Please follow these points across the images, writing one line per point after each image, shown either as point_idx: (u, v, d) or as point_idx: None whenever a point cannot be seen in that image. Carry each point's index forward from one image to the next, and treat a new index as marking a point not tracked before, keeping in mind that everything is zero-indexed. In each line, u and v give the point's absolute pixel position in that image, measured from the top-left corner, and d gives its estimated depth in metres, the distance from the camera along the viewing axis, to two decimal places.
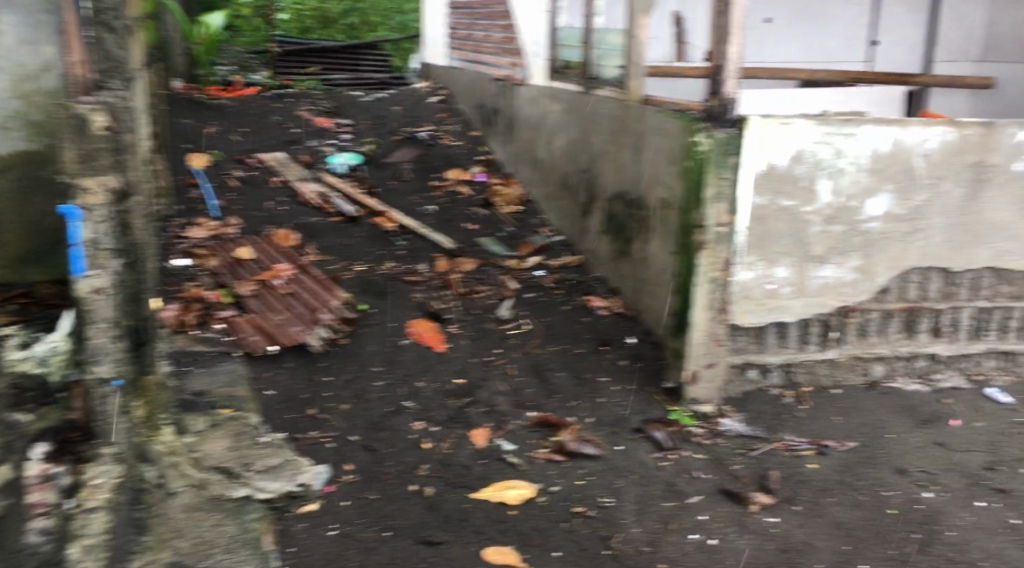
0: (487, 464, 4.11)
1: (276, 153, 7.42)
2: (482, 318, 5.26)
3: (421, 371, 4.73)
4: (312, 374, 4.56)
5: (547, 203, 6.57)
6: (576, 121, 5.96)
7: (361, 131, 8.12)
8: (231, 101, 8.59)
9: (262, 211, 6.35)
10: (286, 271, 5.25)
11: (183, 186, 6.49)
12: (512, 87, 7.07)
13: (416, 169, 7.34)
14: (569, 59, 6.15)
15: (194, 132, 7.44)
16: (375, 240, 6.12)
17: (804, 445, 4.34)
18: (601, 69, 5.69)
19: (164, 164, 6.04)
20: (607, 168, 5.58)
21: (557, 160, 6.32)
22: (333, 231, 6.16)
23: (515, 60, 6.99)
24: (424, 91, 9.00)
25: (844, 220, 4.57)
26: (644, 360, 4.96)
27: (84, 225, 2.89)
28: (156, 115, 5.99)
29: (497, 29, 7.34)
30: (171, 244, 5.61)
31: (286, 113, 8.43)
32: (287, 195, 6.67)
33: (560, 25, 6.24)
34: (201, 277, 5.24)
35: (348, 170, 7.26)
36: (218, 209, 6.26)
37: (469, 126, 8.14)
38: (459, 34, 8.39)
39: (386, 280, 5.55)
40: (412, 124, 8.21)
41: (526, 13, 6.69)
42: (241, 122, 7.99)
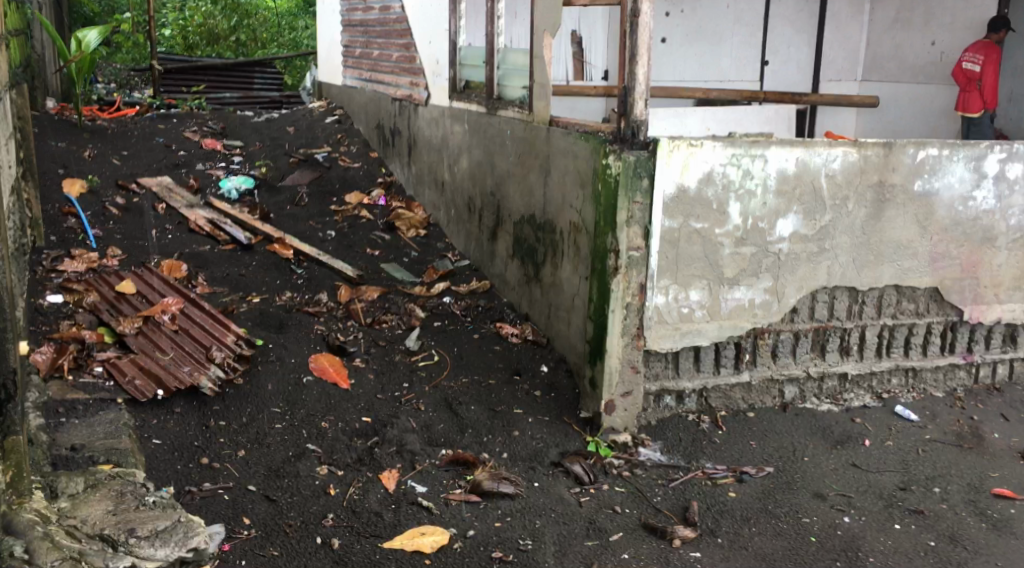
0: (399, 509, 3.86)
1: (161, 177, 6.95)
2: (389, 350, 5.00)
3: (325, 410, 4.43)
4: (204, 419, 4.19)
5: (452, 227, 6.37)
6: (480, 142, 5.79)
7: (254, 153, 7.73)
8: (110, 122, 8.05)
9: (146, 241, 5.91)
10: (174, 305, 4.86)
11: (56, 215, 5.97)
12: (412, 107, 6.85)
13: (314, 193, 7.01)
14: (471, 79, 5.97)
15: (68, 156, 6.89)
16: (271, 269, 5.78)
17: (722, 473, 4.29)
18: (505, 89, 5.54)
19: (33, 192, 5.53)
20: (514, 190, 5.43)
21: (461, 183, 6.13)
22: (225, 261, 5.77)
23: (415, 80, 6.77)
24: (319, 112, 8.66)
25: (754, 241, 4.56)
26: (559, 389, 4.81)
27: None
28: (24, 138, 5.48)
29: (396, 48, 7.11)
30: (43, 278, 5.11)
31: (171, 135, 7.95)
32: (173, 223, 6.24)
33: (461, 44, 6.07)
34: (78, 314, 4.78)
35: (240, 195, 6.87)
36: (96, 240, 5.78)
37: (367, 147, 7.86)
38: (355, 53, 8.12)
39: (284, 312, 5.22)
40: (307, 145, 7.87)
41: (425, 32, 6.50)
42: (121, 144, 7.47)
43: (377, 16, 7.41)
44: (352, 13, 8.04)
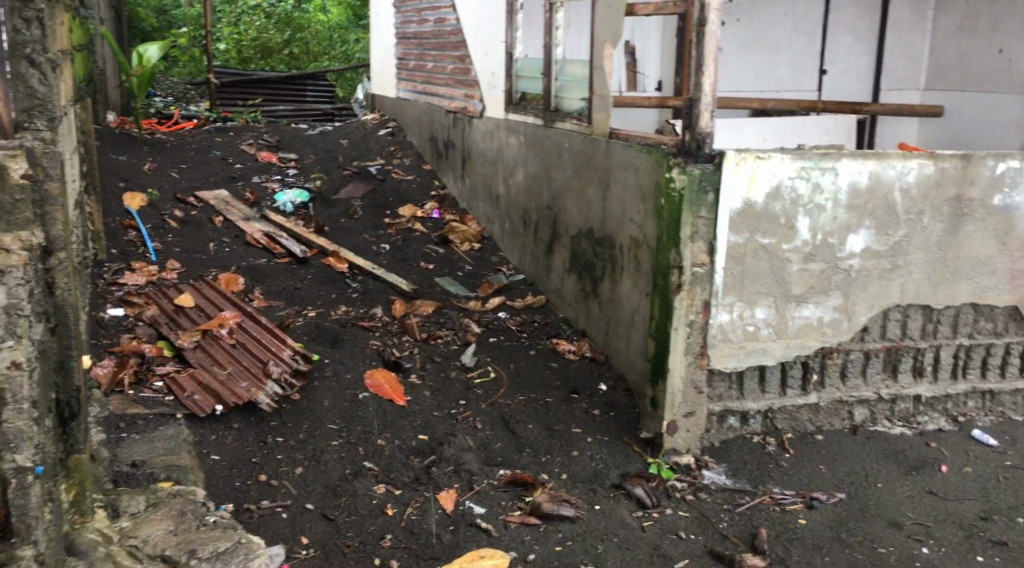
0: (457, 531, 3.77)
1: (218, 190, 7.01)
2: (444, 366, 4.94)
3: (382, 427, 4.37)
4: (262, 435, 4.17)
5: (507, 240, 6.29)
6: (537, 155, 5.71)
7: (308, 166, 7.76)
8: (168, 135, 8.16)
9: (204, 254, 5.95)
10: (232, 319, 4.86)
11: (117, 228, 6.04)
12: (467, 119, 6.81)
13: (367, 206, 7.01)
14: (527, 91, 5.90)
15: (128, 169, 6.99)
16: (326, 283, 5.77)
17: (791, 499, 4.15)
18: (563, 101, 5.46)
19: (95, 205, 5.60)
20: (571, 204, 5.34)
21: (517, 196, 6.05)
22: (280, 274, 5.78)
23: (470, 92, 6.72)
24: (373, 124, 8.67)
25: (823, 257, 4.40)
26: (617, 408, 4.70)
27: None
28: (87, 152, 5.55)
29: (451, 60, 7.08)
30: (104, 291, 5.17)
31: (227, 148, 8.03)
32: (230, 236, 6.28)
33: (518, 56, 6.01)
34: (138, 328, 4.82)
35: (295, 208, 6.89)
36: (156, 252, 5.83)
37: (421, 160, 7.84)
38: (409, 65, 8.12)
39: (339, 326, 5.19)
40: (361, 158, 7.88)
41: (481, 43, 6.46)
42: (179, 157, 7.56)
43: (432, 28, 7.40)
44: (406, 26, 8.04)
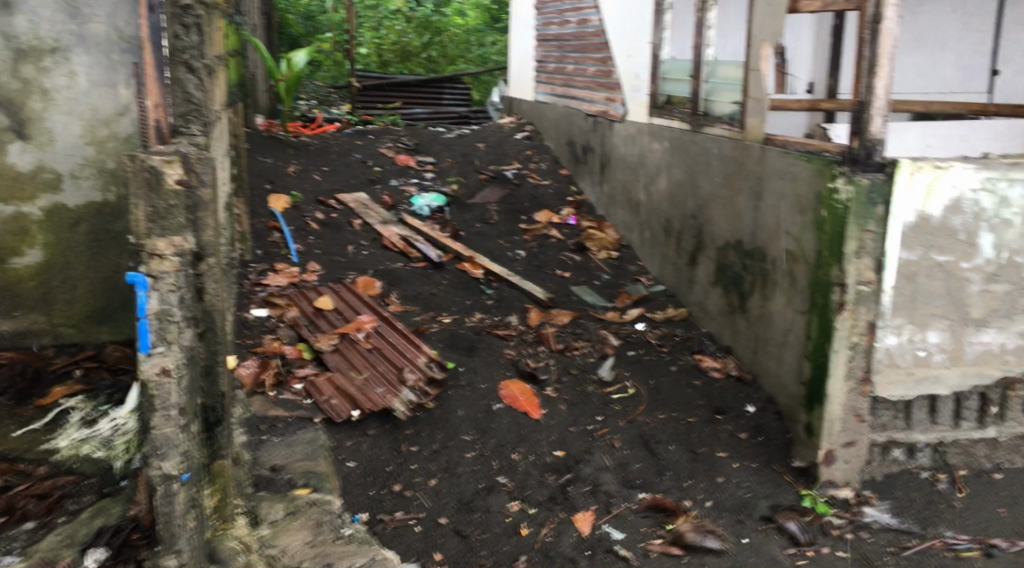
0: (594, 557, 3.58)
1: (357, 193, 7.10)
2: (581, 379, 4.75)
3: (517, 441, 4.24)
4: (397, 444, 4.12)
5: (647, 249, 6.05)
6: (682, 161, 5.45)
7: (445, 169, 7.77)
8: (311, 138, 8.38)
9: (343, 256, 6.02)
10: (369, 324, 4.85)
11: (262, 230, 6.20)
12: (607, 123, 6.61)
13: (503, 211, 6.92)
14: (673, 93, 5.69)
15: (274, 171, 7.19)
16: (462, 288, 5.71)
17: (967, 545, 3.73)
18: (712, 104, 5.19)
19: (243, 207, 5.76)
20: (719, 214, 5.05)
21: (659, 203, 5.80)
22: (416, 278, 5.76)
23: (612, 95, 6.52)
24: (509, 127, 8.61)
25: (1009, 277, 3.95)
26: (767, 433, 4.38)
27: (150, 293, 2.55)
28: (237, 155, 5.72)
29: (592, 62, 6.90)
30: (249, 291, 5.30)
31: (367, 151, 8.15)
32: (369, 239, 6.33)
33: (664, 57, 5.79)
34: (280, 329, 4.90)
35: (432, 212, 6.90)
36: (298, 254, 5.94)
37: (557, 164, 7.70)
38: (548, 68, 8.01)
39: (474, 334, 5.11)
40: (497, 162, 7.82)
41: (626, 45, 6.26)
42: (322, 160, 7.73)
43: (574, 29, 7.25)
44: (547, 28, 7.93)
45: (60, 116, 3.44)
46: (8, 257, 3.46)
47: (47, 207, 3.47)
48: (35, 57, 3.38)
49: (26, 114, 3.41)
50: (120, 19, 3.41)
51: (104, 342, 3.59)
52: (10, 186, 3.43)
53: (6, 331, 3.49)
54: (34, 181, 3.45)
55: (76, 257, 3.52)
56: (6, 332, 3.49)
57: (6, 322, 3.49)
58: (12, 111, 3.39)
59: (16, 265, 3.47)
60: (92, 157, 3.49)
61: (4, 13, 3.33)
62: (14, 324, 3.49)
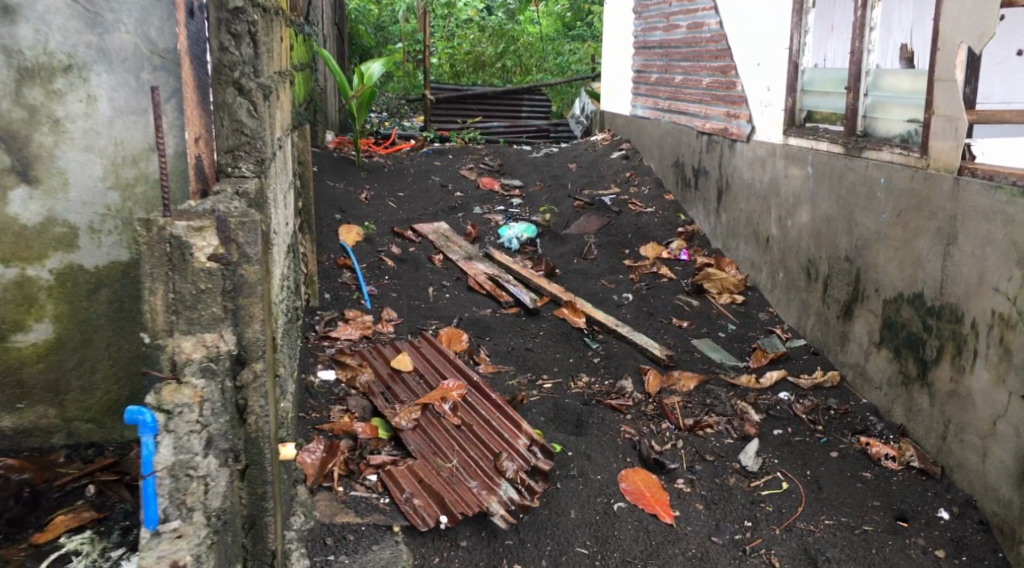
0: None
1: (438, 223, 6.33)
2: (720, 467, 3.79)
3: (644, 556, 3.33)
4: (496, 560, 3.27)
5: (780, 293, 5.06)
6: (833, 192, 4.45)
7: (533, 195, 6.94)
8: (386, 159, 7.65)
9: (423, 301, 5.24)
10: (455, 392, 4.08)
11: (332, 268, 5.46)
12: (728, 143, 5.66)
13: (603, 244, 6.05)
14: (816, 109, 4.75)
15: (346, 198, 6.46)
16: (560, 342, 4.87)
17: None
18: (875, 122, 4.21)
19: (310, 245, 5.03)
20: (886, 258, 4.01)
21: (799, 240, 4.80)
22: (509, 330, 4.97)
23: (733, 110, 5.58)
24: (603, 147, 7.74)
25: None
26: (972, 550, 3.32)
27: (160, 439, 1.87)
28: (303, 185, 4.98)
29: (706, 72, 5.99)
30: (315, 347, 4.58)
31: (447, 173, 7.38)
32: (451, 279, 5.54)
33: (804, 66, 4.82)
34: (351, 398, 4.15)
35: (521, 244, 6.07)
36: (371, 299, 5.19)
37: (661, 188, 6.78)
38: (650, 79, 7.07)
39: (582, 404, 4.24)
40: (593, 187, 6.95)
41: (753, 51, 5.32)
42: (397, 184, 6.97)
43: (684, 35, 6.35)
44: (649, 34, 7.02)
45: (76, 153, 2.70)
46: (10, 334, 2.73)
47: (58, 269, 2.74)
48: (44, 79, 2.64)
49: (32, 151, 2.67)
50: (151, 27, 2.67)
51: (129, 438, 2.90)
52: (15, 246, 2.69)
53: (9, 426, 2.79)
54: (44, 238, 2.71)
55: (96, 333, 2.79)
56: (8, 427, 2.79)
57: (8, 415, 2.79)
58: (14, 147, 2.66)
59: (21, 344, 2.75)
60: (117, 208, 2.75)
61: (4, 22, 2.59)
62: (17, 419, 2.79)
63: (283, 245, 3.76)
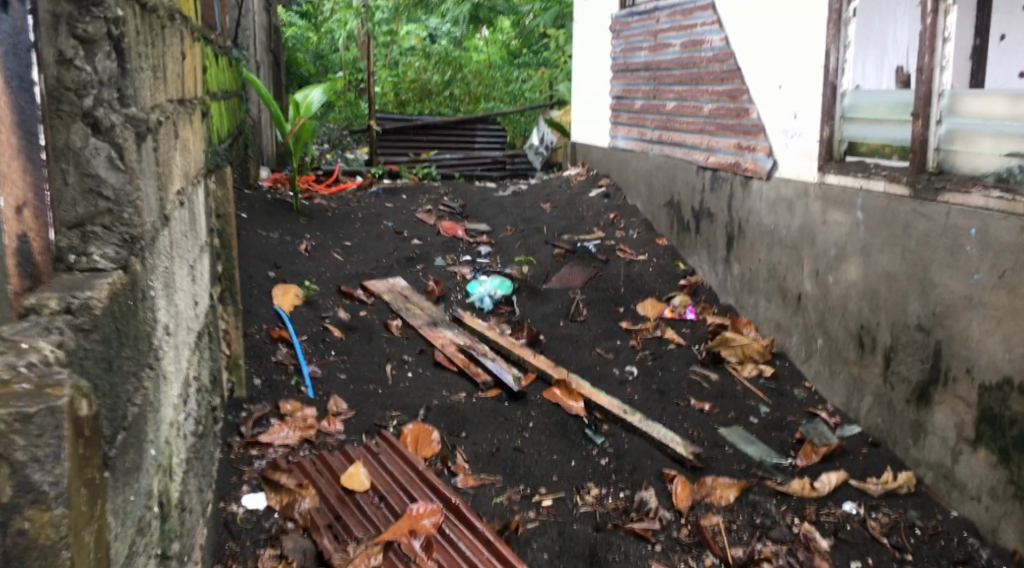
0: None
1: (393, 278, 5.30)
2: None
3: None
4: None
5: (818, 364, 4.14)
6: (895, 245, 3.54)
7: (504, 241, 5.97)
8: (329, 201, 6.60)
9: (379, 385, 4.20)
10: (428, 522, 3.09)
11: (264, 343, 4.39)
12: (740, 180, 4.77)
13: (593, 301, 5.10)
14: (860, 140, 3.87)
15: (282, 250, 5.40)
16: (556, 436, 3.88)
17: None
18: (952, 157, 3.32)
19: (235, 319, 3.96)
20: (983, 331, 3.09)
21: (846, 302, 3.89)
22: (490, 423, 3.95)
23: (746, 141, 4.71)
24: (579, 183, 6.81)
25: None
26: None
27: None
28: (224, 243, 3.91)
29: (709, 97, 5.10)
30: (239, 459, 3.52)
31: (401, 216, 6.36)
32: (414, 352, 4.50)
33: (844, 88, 3.95)
34: (288, 537, 3.10)
35: (495, 303, 5.08)
36: (313, 384, 4.13)
37: (652, 232, 5.87)
38: (634, 106, 6.17)
39: (594, 532, 3.25)
40: (572, 231, 6.01)
41: (773, 72, 4.45)
42: (343, 232, 5.92)
43: (678, 55, 5.47)
44: (632, 55, 6.14)
45: None
46: None
47: None
48: None
49: None
50: None
51: None
52: None
53: None
54: None
55: None
56: None
57: None
58: None
59: None
60: None
61: None
62: None
63: (186, 340, 2.72)
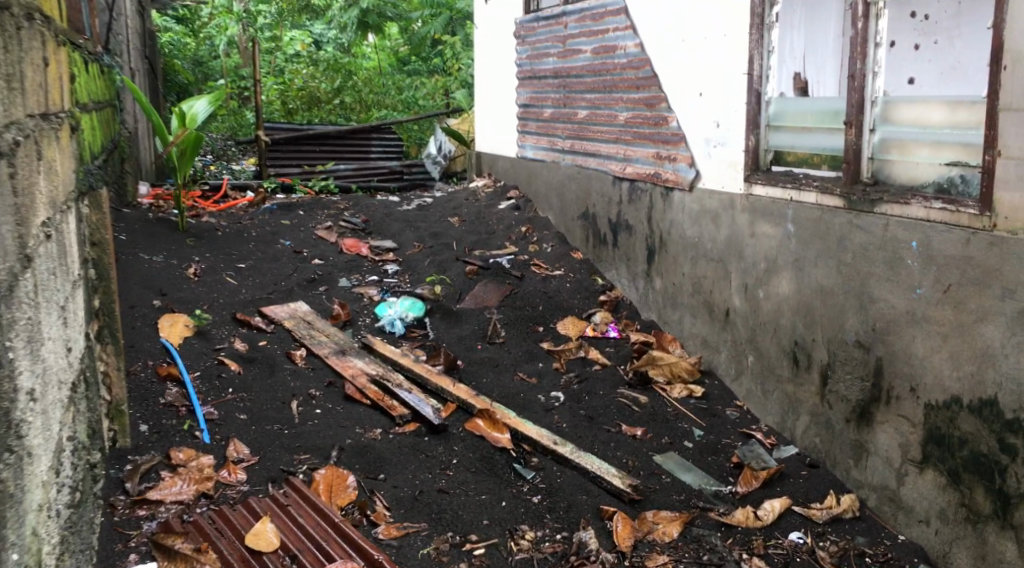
0: None
1: (294, 303, 4.88)
2: None
3: None
4: None
5: (749, 381, 4.00)
6: (830, 258, 3.42)
7: (412, 258, 5.63)
8: (219, 219, 6.09)
9: (284, 425, 3.79)
10: None
11: (150, 383, 3.91)
12: (660, 191, 4.60)
13: (510, 322, 4.83)
14: (787, 148, 3.75)
15: (168, 275, 4.89)
16: (483, 473, 3.58)
17: None
18: (889, 167, 3.23)
19: (115, 360, 3.48)
20: (929, 348, 2.99)
21: (778, 317, 3.76)
22: (411, 461, 3.61)
23: (666, 151, 4.55)
24: (486, 195, 6.54)
25: None
26: None
27: None
28: (99, 274, 3.43)
29: (624, 105, 4.94)
30: (123, 523, 3.06)
31: (299, 233, 5.92)
32: (321, 386, 4.11)
33: (769, 96, 3.82)
34: None
35: (408, 326, 4.74)
36: (209, 428, 3.69)
37: (566, 245, 5.66)
38: (543, 114, 5.95)
39: None
40: (483, 246, 5.73)
41: (692, 79, 4.30)
42: (235, 252, 5.44)
43: (589, 61, 5.28)
44: (540, 61, 5.91)
45: None
46: None
47: None
48: None
49: None
50: None
51: None
52: None
53: None
54: None
55: None
56: None
57: None
58: None
59: None
60: None
61: None
62: None
63: (56, 397, 2.28)
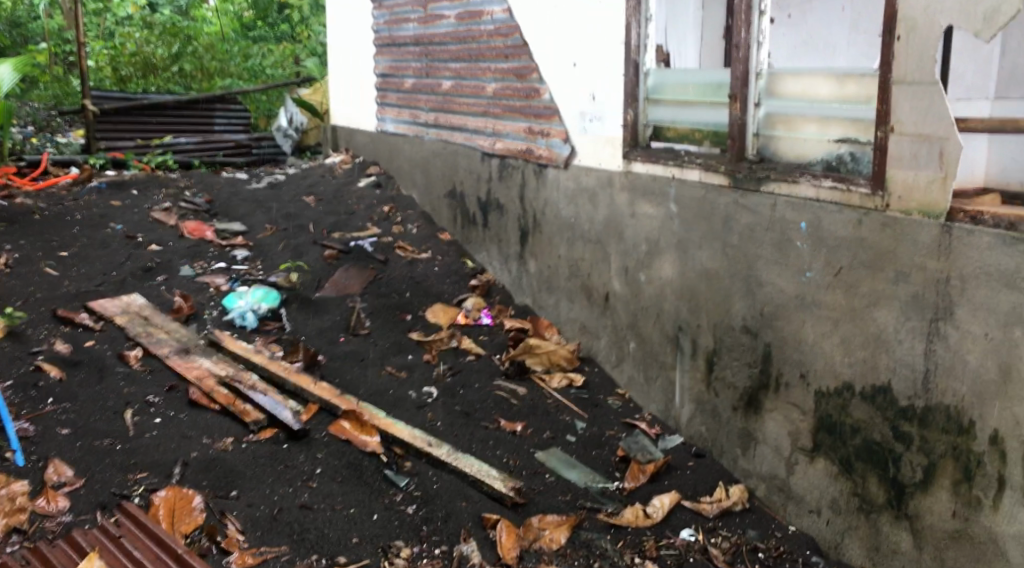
0: None
1: (128, 295, 4.29)
2: None
3: None
4: None
5: (631, 367, 3.83)
6: (715, 238, 3.26)
7: (263, 243, 5.12)
8: (36, 200, 5.32)
9: (116, 440, 3.27)
10: None
11: None
12: (534, 169, 4.34)
13: (376, 311, 4.45)
14: (666, 123, 3.56)
15: None
16: (352, 482, 3.22)
17: None
18: (774, 143, 3.09)
19: None
20: (819, 333, 2.89)
21: (661, 301, 3.58)
22: (268, 473, 3.20)
23: (538, 125, 4.29)
24: (344, 172, 6.08)
25: None
26: None
27: None
28: None
29: (492, 76, 4.63)
30: None
31: (133, 215, 5.27)
32: (160, 391, 3.58)
33: (647, 68, 3.62)
34: None
35: (261, 319, 4.27)
36: (24, 450, 3.13)
37: (432, 225, 5.32)
38: (404, 85, 5.55)
39: None
40: (343, 227, 5.30)
41: (565, 48, 4.05)
42: (55, 239, 4.75)
43: (453, 28, 4.92)
44: (398, 27, 5.50)
45: None
46: None
47: None
48: None
49: None
50: None
51: None
52: None
53: None
54: None
55: None
56: None
57: None
58: None
59: None
60: None
61: None
62: None
63: None
